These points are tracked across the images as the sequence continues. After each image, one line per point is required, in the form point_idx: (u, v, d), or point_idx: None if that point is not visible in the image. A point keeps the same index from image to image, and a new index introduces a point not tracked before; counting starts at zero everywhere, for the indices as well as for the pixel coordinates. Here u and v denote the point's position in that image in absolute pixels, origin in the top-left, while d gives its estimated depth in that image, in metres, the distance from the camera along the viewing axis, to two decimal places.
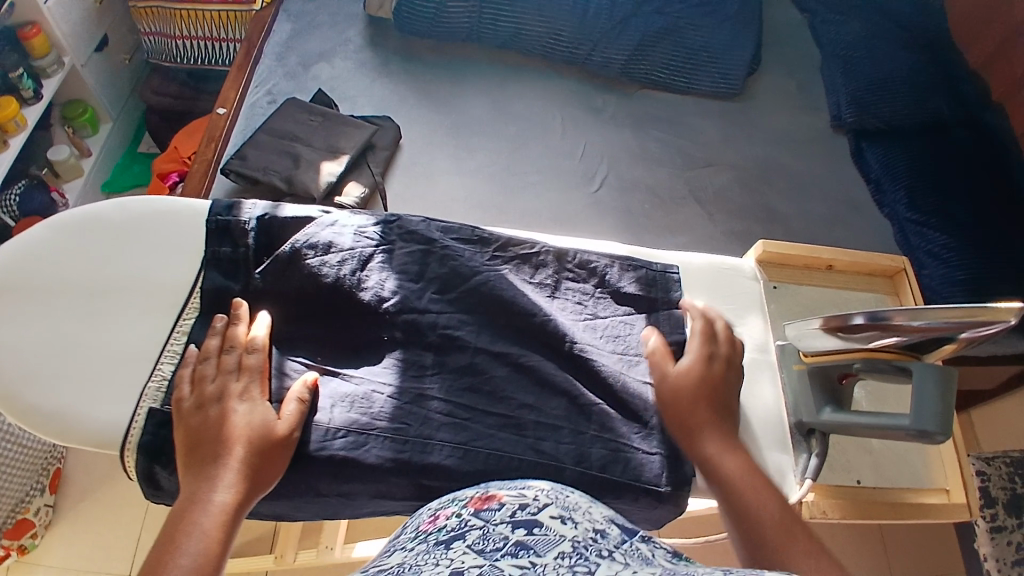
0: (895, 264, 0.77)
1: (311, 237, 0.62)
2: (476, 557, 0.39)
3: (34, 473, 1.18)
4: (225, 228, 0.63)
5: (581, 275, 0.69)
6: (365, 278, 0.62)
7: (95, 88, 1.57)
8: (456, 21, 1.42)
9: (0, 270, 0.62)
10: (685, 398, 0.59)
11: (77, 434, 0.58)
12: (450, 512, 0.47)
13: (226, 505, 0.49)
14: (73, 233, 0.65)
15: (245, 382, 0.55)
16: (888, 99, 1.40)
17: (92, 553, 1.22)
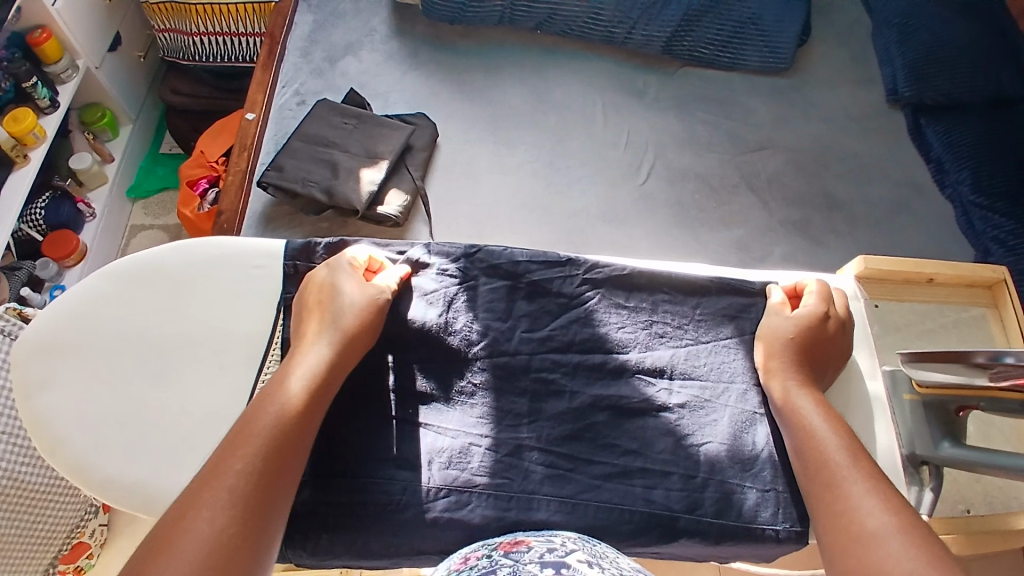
0: (997, 275, 0.75)
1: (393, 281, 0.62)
2: None
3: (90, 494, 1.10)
4: (302, 274, 0.64)
5: (679, 297, 0.65)
6: (452, 320, 0.62)
7: (113, 89, 1.51)
8: (487, 5, 1.34)
9: (62, 332, 0.62)
10: (776, 355, 0.59)
11: (159, 507, 0.57)
12: (480, 555, 0.49)
13: (308, 405, 0.53)
14: (131, 287, 0.64)
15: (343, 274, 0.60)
16: (948, 70, 1.32)
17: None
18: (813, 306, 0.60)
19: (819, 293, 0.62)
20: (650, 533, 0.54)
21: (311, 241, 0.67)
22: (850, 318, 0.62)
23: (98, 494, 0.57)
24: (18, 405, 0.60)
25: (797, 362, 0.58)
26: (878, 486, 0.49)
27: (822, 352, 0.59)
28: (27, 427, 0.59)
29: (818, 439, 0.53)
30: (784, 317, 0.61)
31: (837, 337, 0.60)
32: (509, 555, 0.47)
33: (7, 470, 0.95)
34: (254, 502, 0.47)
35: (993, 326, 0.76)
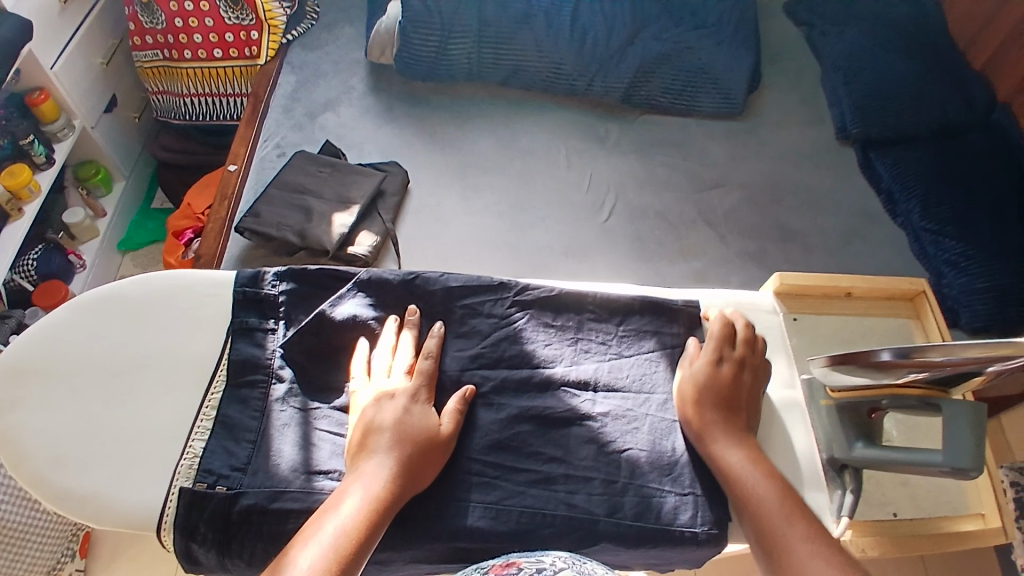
0: (915, 287, 0.81)
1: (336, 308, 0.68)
2: None
3: (65, 537, 1.15)
4: (253, 299, 0.69)
5: (603, 315, 0.70)
6: None
7: (107, 147, 1.63)
8: (456, 62, 1.44)
9: (27, 357, 0.66)
10: (690, 403, 0.63)
11: (110, 517, 0.60)
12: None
13: (370, 509, 0.54)
14: (95, 316, 0.68)
15: (417, 384, 0.62)
16: (892, 108, 1.40)
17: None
18: (712, 349, 0.65)
19: (719, 335, 0.67)
20: (572, 539, 0.58)
21: (262, 270, 0.72)
22: (755, 353, 0.66)
23: (55, 506, 0.61)
24: None
25: (711, 413, 0.62)
26: (816, 540, 0.53)
27: (732, 395, 0.63)
28: None
29: (763, 494, 0.57)
30: (690, 368, 0.65)
31: (742, 372, 0.65)
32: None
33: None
34: None
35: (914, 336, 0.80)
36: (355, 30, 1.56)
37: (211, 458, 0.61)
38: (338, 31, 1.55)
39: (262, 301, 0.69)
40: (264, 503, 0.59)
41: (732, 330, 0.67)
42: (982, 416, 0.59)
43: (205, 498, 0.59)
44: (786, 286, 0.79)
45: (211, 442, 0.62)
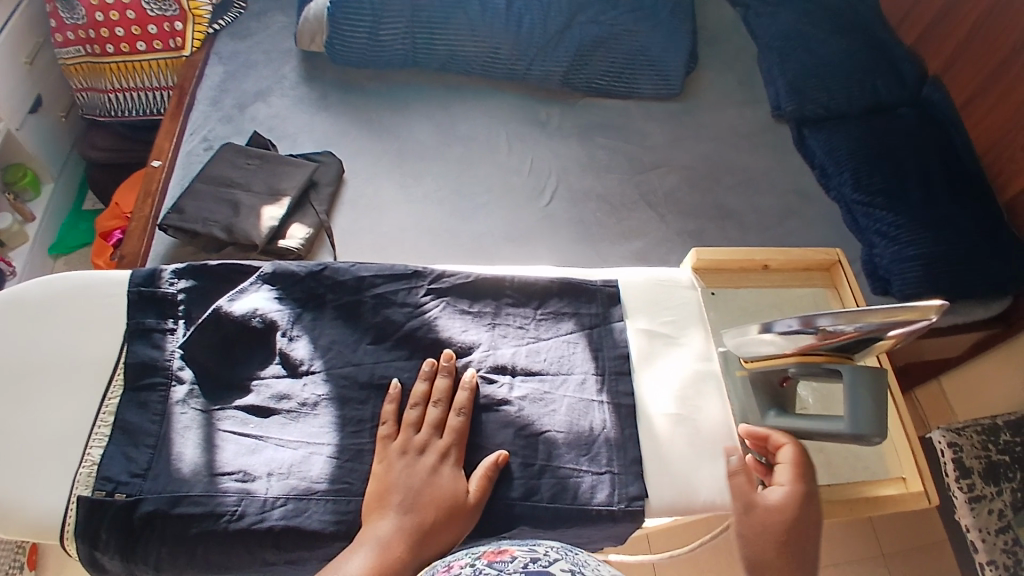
0: (829, 257, 0.82)
1: (238, 303, 0.67)
2: None
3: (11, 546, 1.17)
4: (150, 298, 0.68)
5: (521, 300, 0.71)
6: (292, 338, 0.66)
7: (34, 149, 1.58)
8: (390, 48, 1.41)
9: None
10: (777, 533, 0.55)
11: (8, 529, 0.58)
12: (463, 563, 0.49)
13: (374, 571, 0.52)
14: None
15: (448, 441, 0.61)
16: (825, 85, 1.42)
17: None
18: (789, 476, 0.59)
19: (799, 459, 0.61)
20: (486, 527, 0.59)
21: (161, 268, 0.70)
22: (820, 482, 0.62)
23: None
24: None
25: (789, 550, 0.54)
26: None
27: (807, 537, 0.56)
28: None
29: None
30: (771, 496, 0.58)
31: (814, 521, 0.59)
32: (493, 565, 0.46)
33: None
34: None
35: (831, 304, 0.82)
36: (286, 17, 1.51)
37: (111, 464, 0.60)
38: (267, 19, 1.49)
39: (163, 300, 0.68)
40: (165, 507, 0.57)
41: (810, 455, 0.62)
42: (881, 382, 0.60)
43: (104, 506, 0.58)
44: (703, 261, 0.80)
45: (110, 448, 0.61)
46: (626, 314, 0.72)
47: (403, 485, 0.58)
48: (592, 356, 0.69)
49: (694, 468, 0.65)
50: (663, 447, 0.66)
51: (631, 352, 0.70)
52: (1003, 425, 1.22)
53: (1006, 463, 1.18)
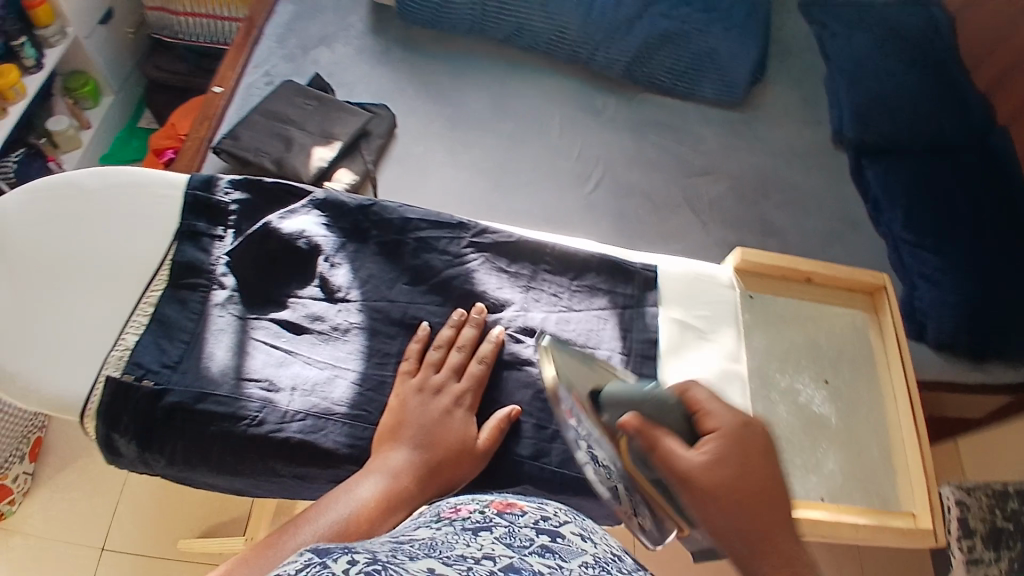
0: (875, 282, 0.81)
1: (289, 222, 0.69)
2: (504, 550, 0.40)
3: (14, 438, 1.29)
4: (203, 204, 0.70)
5: (558, 268, 0.73)
6: (331, 268, 0.68)
7: (98, 59, 1.62)
8: (460, 13, 1.41)
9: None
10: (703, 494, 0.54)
11: (34, 398, 0.61)
12: (469, 507, 0.47)
13: (382, 496, 0.54)
14: (50, 204, 0.68)
15: (463, 387, 0.63)
16: (890, 117, 1.39)
17: (86, 509, 1.36)
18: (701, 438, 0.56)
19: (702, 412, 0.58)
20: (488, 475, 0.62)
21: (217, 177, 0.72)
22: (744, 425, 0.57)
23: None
24: None
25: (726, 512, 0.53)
26: None
27: (761, 504, 0.54)
28: None
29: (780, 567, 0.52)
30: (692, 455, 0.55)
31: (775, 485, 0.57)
32: (504, 513, 0.46)
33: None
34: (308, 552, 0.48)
35: (867, 329, 0.81)
36: None
37: (143, 352, 0.62)
38: None
39: (214, 208, 0.70)
40: (189, 402, 0.59)
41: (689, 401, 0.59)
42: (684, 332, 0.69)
43: (132, 392, 0.60)
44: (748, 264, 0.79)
45: (144, 338, 0.63)
46: (661, 301, 0.73)
47: (414, 421, 0.60)
48: (622, 334, 0.70)
49: None
50: None
51: (659, 338, 0.72)
52: (1014, 492, 1.18)
53: (1012, 530, 1.15)
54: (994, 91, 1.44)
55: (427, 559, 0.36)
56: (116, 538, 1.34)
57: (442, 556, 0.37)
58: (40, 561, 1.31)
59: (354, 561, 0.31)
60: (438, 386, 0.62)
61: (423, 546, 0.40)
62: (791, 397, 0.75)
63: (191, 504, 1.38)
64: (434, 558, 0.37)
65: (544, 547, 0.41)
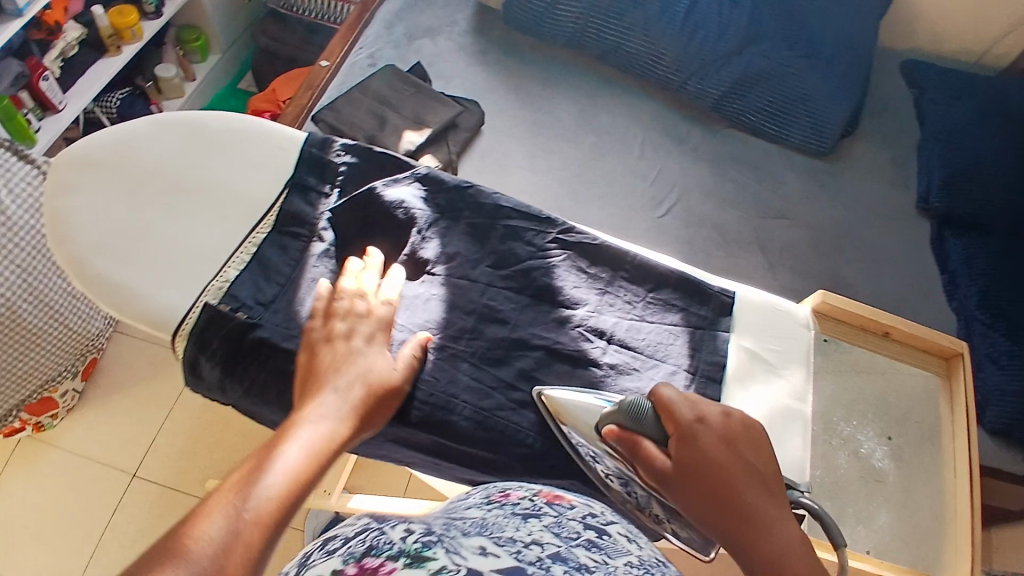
0: (954, 347, 0.80)
1: (392, 193, 0.73)
2: (552, 536, 0.39)
3: (73, 356, 1.28)
4: (318, 162, 0.75)
5: (635, 278, 0.73)
6: (422, 240, 0.72)
7: (214, 18, 1.70)
8: (563, 24, 1.43)
9: (99, 148, 0.70)
10: (674, 487, 0.56)
11: (135, 310, 0.64)
12: (522, 493, 0.47)
13: (322, 439, 0.52)
14: (171, 132, 0.72)
15: (372, 327, 0.62)
16: (985, 190, 1.34)
17: (126, 434, 1.37)
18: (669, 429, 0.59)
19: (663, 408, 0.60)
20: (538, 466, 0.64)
21: (331, 139, 0.77)
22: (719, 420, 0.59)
23: (92, 277, 0.65)
24: (44, 198, 0.68)
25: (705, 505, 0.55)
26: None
27: (728, 490, 0.55)
28: (46, 216, 0.67)
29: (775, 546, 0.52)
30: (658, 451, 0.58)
31: (760, 477, 0.57)
32: (553, 504, 0.44)
33: (8, 300, 1.13)
34: (264, 510, 0.44)
35: (933, 393, 0.80)
36: None
37: (243, 286, 0.66)
38: None
39: (326, 167, 0.75)
40: (273, 338, 0.64)
41: (659, 402, 0.60)
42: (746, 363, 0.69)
43: (225, 321, 0.64)
44: (825, 307, 0.78)
45: (244, 274, 0.67)
46: (732, 327, 0.72)
47: (319, 366, 0.59)
48: (689, 353, 0.69)
49: None
50: None
51: (727, 364, 0.70)
52: None
53: None
54: None
55: (476, 537, 0.37)
56: (151, 468, 1.34)
57: (491, 536, 0.38)
58: (71, 477, 1.32)
59: (410, 532, 0.36)
60: (329, 332, 0.61)
61: (472, 523, 0.40)
62: (851, 446, 0.76)
63: (227, 450, 1.37)
64: (484, 536, 0.37)
65: (587, 540, 0.39)
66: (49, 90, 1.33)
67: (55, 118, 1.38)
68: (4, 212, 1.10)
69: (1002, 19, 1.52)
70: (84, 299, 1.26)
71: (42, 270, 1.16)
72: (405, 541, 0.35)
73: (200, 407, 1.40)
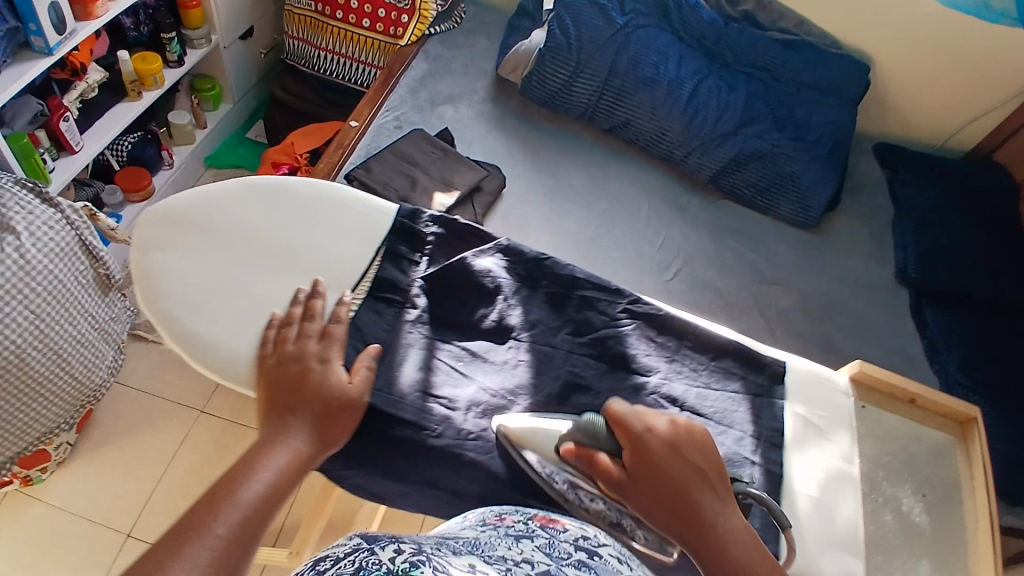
0: (968, 413, 0.88)
1: (481, 264, 0.82)
2: (541, 557, 0.48)
3: (73, 406, 1.22)
4: (406, 232, 0.83)
5: (698, 347, 0.80)
6: (506, 309, 0.81)
7: (230, 71, 1.71)
8: (577, 99, 1.53)
9: (194, 211, 0.77)
10: (635, 497, 0.61)
11: (219, 364, 0.70)
12: (518, 519, 0.58)
13: (287, 463, 0.58)
14: (277, 202, 0.81)
15: (325, 346, 0.68)
16: (954, 266, 1.48)
17: (117, 493, 1.29)
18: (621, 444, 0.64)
19: (615, 424, 0.64)
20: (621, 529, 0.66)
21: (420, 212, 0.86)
22: (663, 428, 0.64)
23: (200, 330, 0.71)
24: (135, 254, 0.75)
25: (659, 511, 0.59)
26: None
27: (675, 495, 0.59)
28: (137, 270, 0.74)
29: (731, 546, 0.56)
30: (617, 466, 0.62)
31: (702, 477, 0.61)
32: (545, 529, 0.54)
33: (16, 346, 1.06)
34: (234, 532, 0.50)
35: (955, 455, 0.87)
36: (490, 42, 1.67)
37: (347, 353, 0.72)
38: (474, 39, 1.66)
39: (412, 236, 0.84)
40: (380, 406, 0.70)
41: (613, 421, 0.64)
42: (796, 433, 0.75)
43: None
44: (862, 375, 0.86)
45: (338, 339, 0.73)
46: (786, 398, 0.77)
47: (278, 388, 0.64)
48: (753, 419, 0.75)
49: (819, 553, 0.69)
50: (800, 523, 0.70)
51: (785, 430, 0.75)
52: None
53: None
54: None
55: (468, 554, 0.45)
56: (142, 529, 1.26)
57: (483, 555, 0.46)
58: (57, 538, 1.24)
59: (401, 552, 0.38)
60: (284, 356, 0.67)
61: (466, 543, 0.49)
62: (891, 505, 0.81)
63: None
64: (476, 555, 0.46)
65: (576, 560, 0.48)
66: (69, 131, 1.32)
67: (71, 159, 1.36)
68: (22, 254, 1.05)
69: (956, 115, 1.72)
70: (92, 345, 1.20)
71: (56, 316, 1.11)
72: (395, 562, 0.37)
73: (198, 463, 1.34)
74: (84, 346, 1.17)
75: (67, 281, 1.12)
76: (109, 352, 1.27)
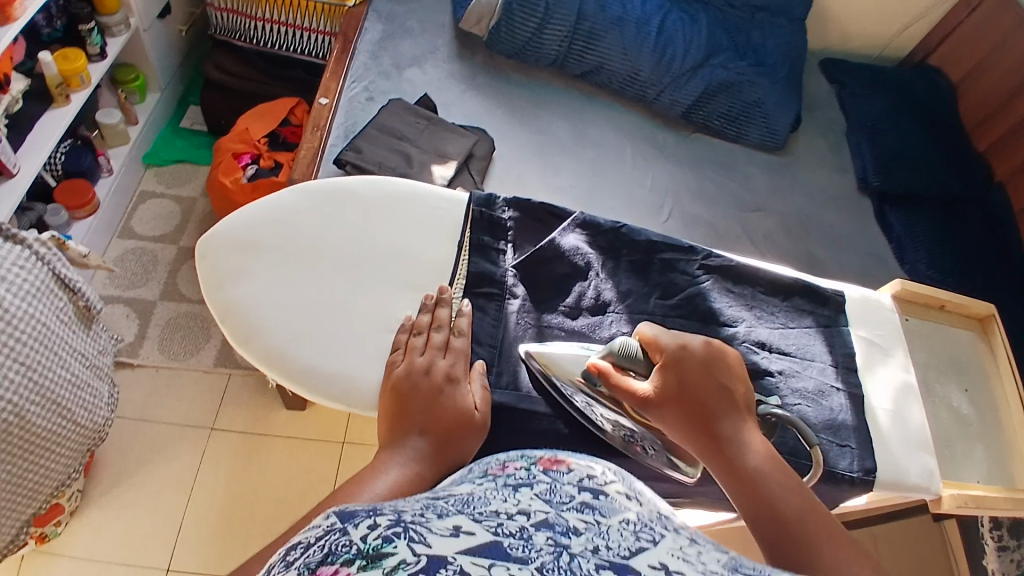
0: (986, 311, 0.99)
1: (567, 244, 0.87)
2: (543, 505, 0.38)
3: (80, 453, 1.11)
4: (491, 223, 0.87)
5: (771, 292, 0.89)
6: (598, 283, 0.86)
7: (153, 56, 1.53)
8: (547, 47, 1.49)
9: (262, 233, 0.83)
10: (658, 408, 0.67)
11: (312, 376, 0.76)
12: (518, 464, 0.45)
13: (407, 475, 0.58)
14: (352, 218, 0.85)
15: (452, 360, 0.71)
16: (908, 169, 1.59)
17: (141, 530, 1.22)
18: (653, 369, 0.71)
19: (651, 347, 0.72)
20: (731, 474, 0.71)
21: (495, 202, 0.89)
22: (703, 351, 0.70)
23: (315, 355, 0.77)
24: (212, 280, 0.81)
25: (680, 417, 0.65)
26: (787, 483, 0.60)
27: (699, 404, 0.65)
28: (216, 296, 0.79)
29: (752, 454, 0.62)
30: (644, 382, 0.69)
31: (732, 395, 0.67)
32: (548, 471, 0.43)
33: (15, 405, 0.94)
34: None
35: (979, 347, 0.98)
36: None
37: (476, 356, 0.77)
38: None
39: (489, 222, 0.87)
40: (511, 402, 0.75)
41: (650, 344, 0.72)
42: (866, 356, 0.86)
43: None
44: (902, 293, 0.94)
45: None
46: (849, 324, 0.88)
47: (400, 407, 0.67)
48: (828, 350, 0.85)
49: (903, 457, 0.80)
50: (883, 433, 0.81)
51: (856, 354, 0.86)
52: None
53: None
54: (996, 149, 1.63)
55: (454, 516, 0.34)
56: (178, 559, 1.20)
57: (474, 513, 0.35)
58: None
59: (374, 528, 0.31)
60: (408, 373, 0.70)
61: (458, 500, 0.38)
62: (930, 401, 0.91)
63: (265, 520, 1.25)
64: (464, 514, 0.35)
65: (580, 503, 0.39)
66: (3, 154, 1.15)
67: (11, 184, 1.20)
68: None
69: (887, 25, 1.83)
70: (87, 384, 1.09)
71: (46, 361, 0.99)
72: (367, 540, 0.30)
73: (223, 481, 1.28)
74: (80, 387, 1.05)
75: (48, 321, 1.00)
76: (103, 387, 1.15)
